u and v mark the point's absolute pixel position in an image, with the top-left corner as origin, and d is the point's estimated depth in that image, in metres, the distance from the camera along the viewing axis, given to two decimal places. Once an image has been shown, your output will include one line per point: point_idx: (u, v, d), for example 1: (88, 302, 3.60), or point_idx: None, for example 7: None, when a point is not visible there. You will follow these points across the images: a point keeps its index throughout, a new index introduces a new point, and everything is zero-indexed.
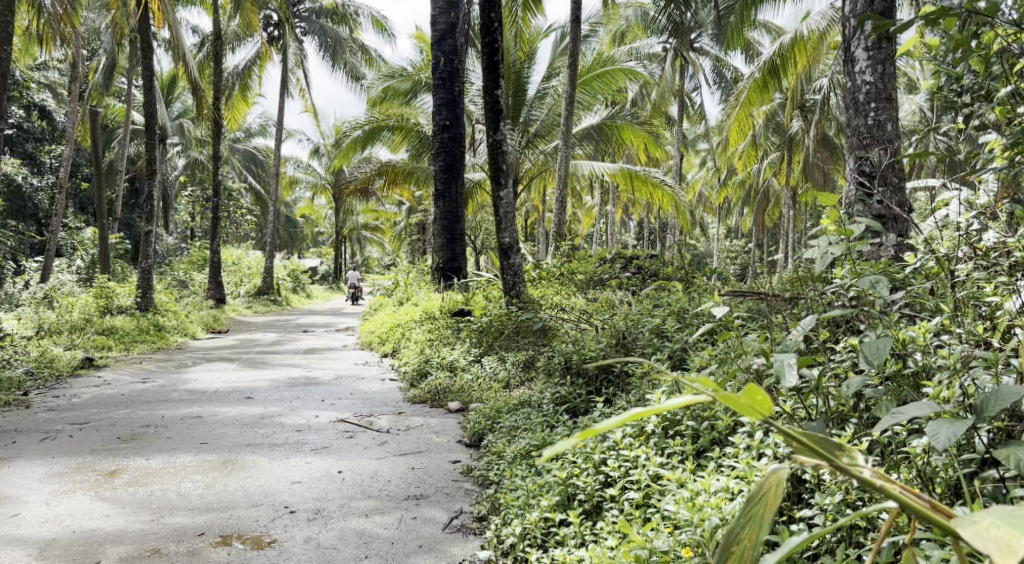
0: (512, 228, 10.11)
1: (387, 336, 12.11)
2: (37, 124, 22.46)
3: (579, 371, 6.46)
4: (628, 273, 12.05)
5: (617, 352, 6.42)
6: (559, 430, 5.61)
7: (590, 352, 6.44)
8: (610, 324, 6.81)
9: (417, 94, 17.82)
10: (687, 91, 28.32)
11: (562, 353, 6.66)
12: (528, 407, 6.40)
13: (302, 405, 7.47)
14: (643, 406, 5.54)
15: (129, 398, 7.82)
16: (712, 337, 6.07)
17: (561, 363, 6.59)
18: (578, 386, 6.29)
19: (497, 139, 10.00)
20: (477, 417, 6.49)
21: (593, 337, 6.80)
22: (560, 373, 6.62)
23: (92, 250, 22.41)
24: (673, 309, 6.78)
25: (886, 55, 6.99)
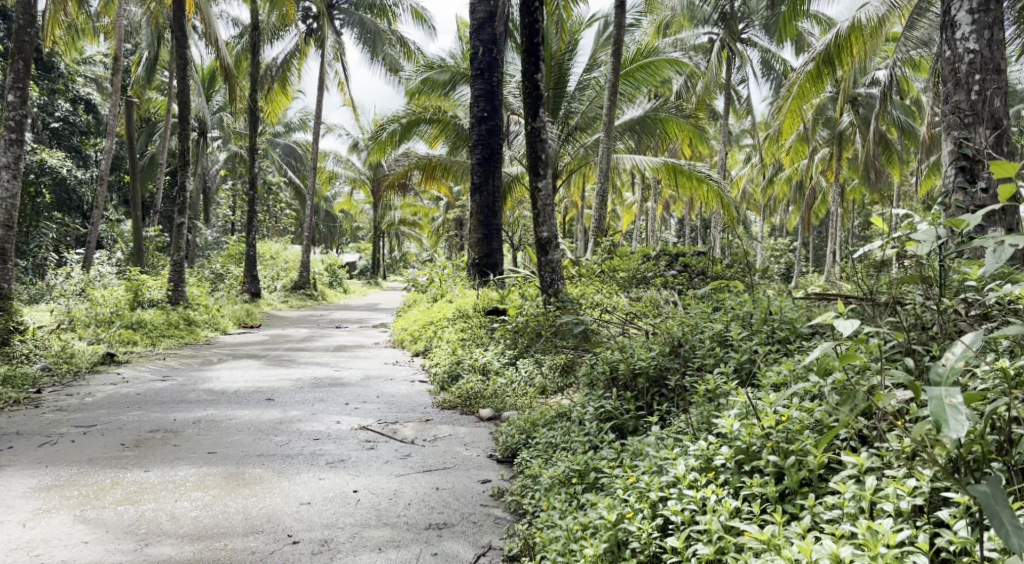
0: (551, 223, 9.49)
1: (420, 334, 11.64)
2: (84, 118, 22.34)
3: (626, 382, 5.87)
4: (673, 271, 11.41)
5: (671, 361, 5.80)
6: (606, 453, 5.06)
7: (642, 359, 5.83)
8: (663, 330, 6.19)
9: (456, 86, 17.27)
10: (734, 84, 27.39)
11: (608, 360, 6.05)
12: (566, 420, 5.83)
13: (324, 410, 6.98)
14: (706, 430, 4.97)
15: (145, 399, 7.39)
16: (784, 348, 5.45)
17: (605, 373, 6.00)
18: (626, 400, 5.70)
19: (536, 127, 9.38)
20: (510, 429, 5.94)
21: (641, 343, 6.19)
22: (604, 383, 6.02)
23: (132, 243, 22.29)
24: (735, 313, 6.16)
25: (992, 19, 6.70)
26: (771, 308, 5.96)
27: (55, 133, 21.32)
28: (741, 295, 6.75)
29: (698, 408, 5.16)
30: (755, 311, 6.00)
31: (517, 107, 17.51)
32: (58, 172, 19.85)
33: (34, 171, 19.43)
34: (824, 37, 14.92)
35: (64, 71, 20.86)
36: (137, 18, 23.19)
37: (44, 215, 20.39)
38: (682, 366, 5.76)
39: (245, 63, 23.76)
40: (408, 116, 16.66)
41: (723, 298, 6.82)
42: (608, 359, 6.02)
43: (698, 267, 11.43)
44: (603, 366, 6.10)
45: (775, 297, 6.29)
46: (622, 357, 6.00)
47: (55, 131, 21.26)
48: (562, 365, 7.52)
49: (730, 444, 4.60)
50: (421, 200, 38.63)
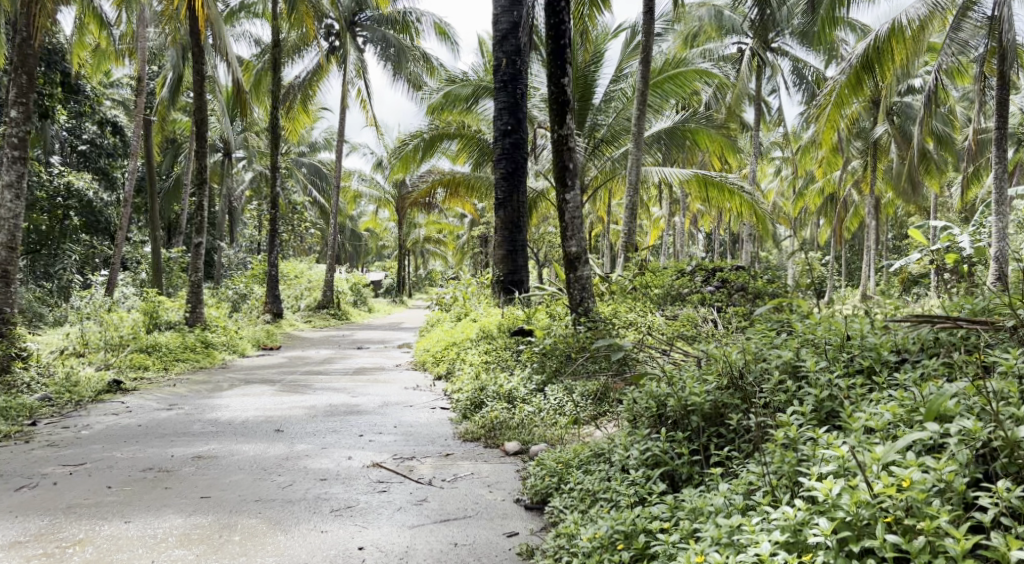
0: (580, 236, 8.83)
1: (442, 356, 11.07)
2: (111, 140, 21.67)
3: (674, 419, 5.25)
4: (711, 287, 10.75)
5: (731, 396, 5.17)
6: (658, 511, 4.52)
7: (697, 391, 5.19)
8: (716, 356, 5.55)
9: (479, 100, 16.70)
10: (765, 94, 26.61)
11: (653, 391, 5.40)
12: (605, 462, 5.23)
13: (336, 442, 6.43)
14: (786, 490, 4.40)
15: (144, 431, 6.87)
16: (868, 385, 4.89)
17: (650, 408, 5.36)
18: (677, 440, 5.09)
19: (563, 134, 8.78)
20: (543, 470, 5.39)
21: (691, 373, 5.57)
22: (646, 417, 5.39)
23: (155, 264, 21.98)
24: (802, 339, 5.56)
25: None
26: (850, 334, 5.38)
27: (82, 155, 21.10)
28: (800, 319, 6.12)
29: (773, 457, 4.57)
30: (826, 339, 5.42)
31: (542, 120, 16.98)
32: (85, 195, 19.61)
33: (61, 194, 19.22)
34: (863, 42, 14.08)
35: (88, 93, 19.97)
36: (159, 39, 23.04)
37: (68, 238, 20.02)
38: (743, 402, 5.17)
39: (266, 81, 23.34)
40: (431, 132, 16.20)
41: (780, 320, 6.20)
42: (654, 390, 5.38)
43: (737, 282, 10.76)
44: (646, 396, 5.46)
45: (849, 319, 5.72)
46: (673, 387, 5.38)
47: (82, 153, 21.04)
48: (594, 392, 6.92)
49: (829, 515, 4.08)
50: (447, 217, 38.18)
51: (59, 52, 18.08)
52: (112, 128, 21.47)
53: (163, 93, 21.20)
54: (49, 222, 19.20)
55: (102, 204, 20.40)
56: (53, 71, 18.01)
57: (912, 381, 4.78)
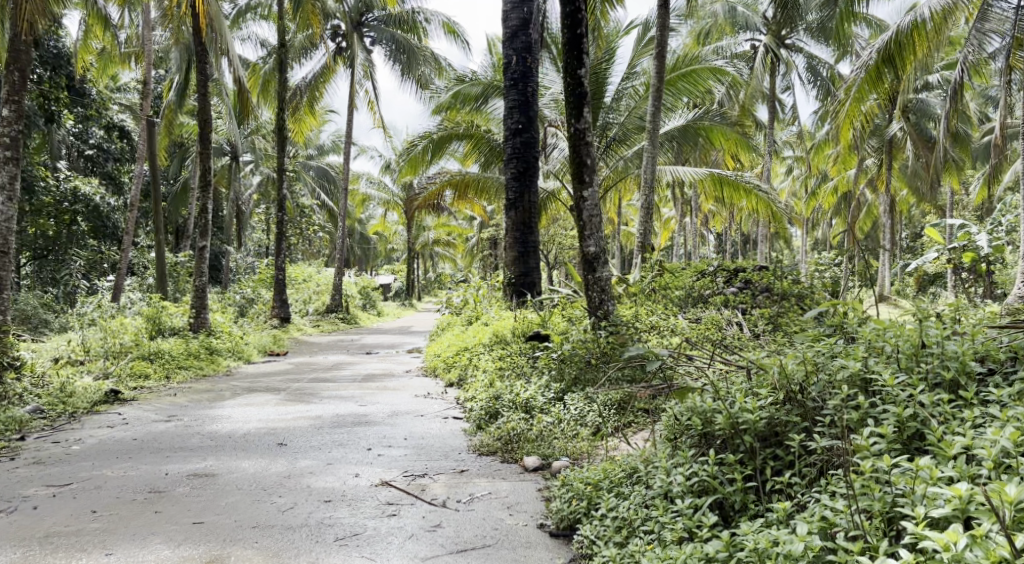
0: (599, 235, 8.38)
1: (453, 362, 10.64)
2: (119, 144, 21.22)
3: (723, 440, 4.87)
4: (733, 289, 10.29)
5: (791, 416, 4.78)
6: (717, 549, 4.14)
7: (752, 408, 4.80)
8: (767, 368, 5.15)
9: (489, 99, 16.25)
10: (779, 91, 26.08)
11: (702, 406, 5.01)
12: (640, 486, 4.88)
13: (342, 458, 6.01)
14: (879, 532, 4.00)
15: (139, 446, 6.45)
16: (958, 403, 4.51)
17: (695, 425, 4.96)
18: (728, 462, 4.72)
19: (580, 128, 8.32)
20: (572, 494, 4.98)
21: (739, 386, 5.17)
22: (689, 435, 5.01)
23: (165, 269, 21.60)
24: (867, 347, 5.18)
25: None
26: (924, 342, 4.99)
27: (90, 160, 20.71)
28: (855, 323, 5.73)
29: (860, 491, 4.18)
30: (893, 349, 5.04)
31: (553, 119, 16.52)
32: (93, 199, 19.26)
33: (68, 198, 18.88)
34: (884, 34, 13.32)
35: (93, 95, 19.27)
36: (163, 41, 22.68)
37: (75, 243, 19.67)
38: (803, 420, 4.80)
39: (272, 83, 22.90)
40: (440, 133, 15.77)
41: (833, 325, 5.80)
42: (705, 405, 4.98)
43: (761, 283, 10.30)
44: (690, 411, 5.07)
45: (918, 323, 5.31)
46: (725, 402, 4.98)
47: (90, 158, 20.65)
48: (618, 402, 6.51)
49: None
50: (455, 219, 37.76)
51: (65, 55, 17.70)
52: (119, 132, 20.99)
53: (171, 96, 20.60)
54: (56, 227, 18.85)
55: (109, 207, 19.89)
56: (60, 74, 17.64)
57: (1013, 399, 4.40)
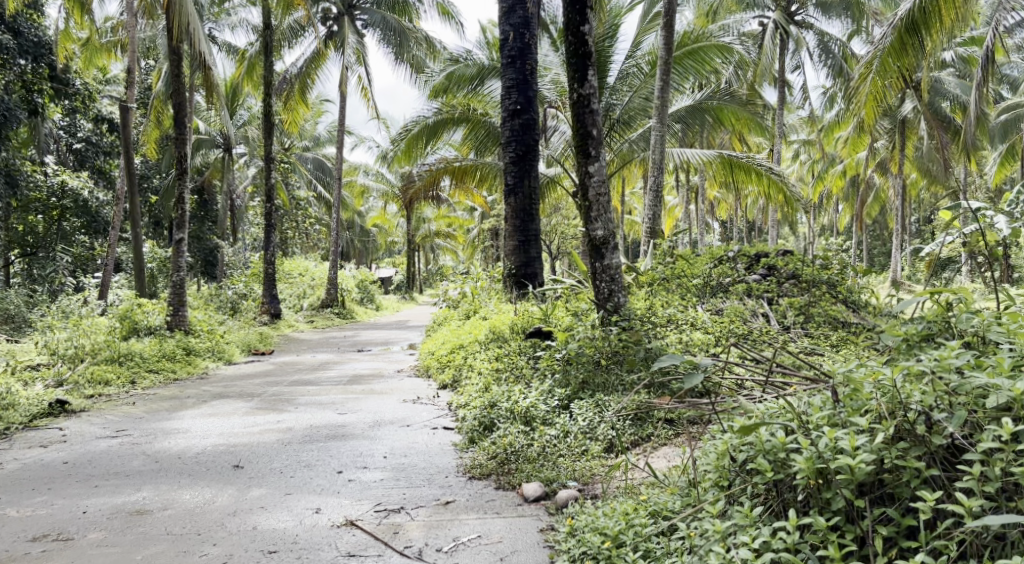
0: (607, 217, 7.33)
1: (447, 361, 9.63)
2: (110, 136, 19.75)
3: (804, 493, 3.95)
4: (756, 276, 9.23)
5: (918, 469, 3.81)
6: None
7: (852, 452, 3.81)
8: (861, 386, 4.14)
9: (485, 80, 15.17)
10: (789, 70, 24.87)
11: (780, 442, 4.02)
12: (688, 552, 4.02)
13: (308, 481, 5.12)
14: None
15: (67, 472, 5.49)
16: None
17: (764, 470, 4.01)
18: (816, 528, 3.83)
19: (584, 94, 7.27)
20: (582, 549, 4.22)
21: (820, 410, 4.17)
22: (753, 481, 4.07)
23: (154, 264, 20.51)
24: (1015, 357, 4.12)
25: None
26: None
27: (78, 154, 19.30)
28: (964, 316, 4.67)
29: None
30: None
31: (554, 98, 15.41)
32: (81, 194, 17.97)
33: (55, 193, 17.69)
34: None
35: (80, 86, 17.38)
36: (147, 30, 21.50)
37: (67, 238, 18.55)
38: (930, 467, 3.85)
39: (260, 68, 21.64)
40: (435, 118, 14.71)
41: (931, 320, 4.74)
42: (785, 441, 4.00)
43: (787, 269, 9.23)
44: (760, 446, 4.10)
45: None
46: (813, 436, 3.99)
47: (77, 152, 19.20)
48: (636, 412, 5.49)
49: None
50: (454, 211, 36.69)
51: (46, 43, 16.16)
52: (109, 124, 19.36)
53: (162, 87, 18.96)
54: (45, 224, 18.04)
55: (95, 201, 18.38)
56: (41, 65, 16.11)
57: None
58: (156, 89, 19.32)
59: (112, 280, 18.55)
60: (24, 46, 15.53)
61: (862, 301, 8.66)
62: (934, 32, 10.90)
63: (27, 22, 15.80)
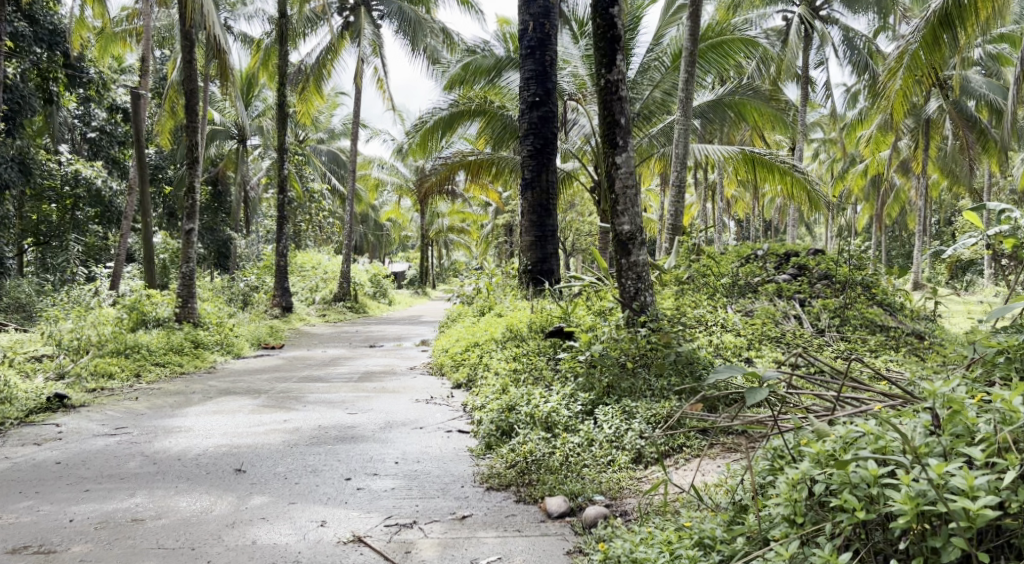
0: (635, 211, 6.93)
1: (461, 359, 9.27)
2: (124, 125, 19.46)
3: (905, 535, 3.58)
4: (786, 276, 8.82)
5: None
6: None
7: (970, 493, 3.46)
8: (971, 415, 3.74)
9: (502, 73, 14.72)
10: (812, 67, 24.30)
11: (872, 472, 3.65)
12: None
13: (316, 488, 4.80)
14: None
15: (59, 472, 5.21)
16: None
17: (852, 509, 3.62)
18: None
19: (612, 81, 6.88)
20: None
21: (916, 436, 3.77)
22: (839, 520, 3.67)
23: (165, 255, 20.24)
24: None
25: None
26: None
27: (92, 144, 18.96)
28: None
29: None
30: None
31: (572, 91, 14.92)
32: (95, 183, 17.65)
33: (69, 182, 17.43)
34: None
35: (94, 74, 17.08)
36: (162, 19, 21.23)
37: (80, 228, 18.27)
38: None
39: (274, 58, 21.28)
40: (451, 111, 14.25)
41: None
42: (878, 473, 3.62)
43: (819, 269, 8.78)
44: (845, 479, 3.73)
45: None
46: (920, 470, 3.62)
47: (92, 141, 18.93)
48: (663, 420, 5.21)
49: None
50: (469, 206, 36.31)
51: (62, 31, 15.69)
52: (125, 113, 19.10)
53: (175, 75, 18.63)
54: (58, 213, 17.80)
55: (109, 192, 18.13)
56: (56, 52, 15.70)
57: None
58: (170, 77, 18.98)
59: (124, 270, 18.26)
60: (40, 34, 15.11)
61: (899, 303, 8.21)
62: (969, 26, 10.09)
63: (43, 9, 15.33)
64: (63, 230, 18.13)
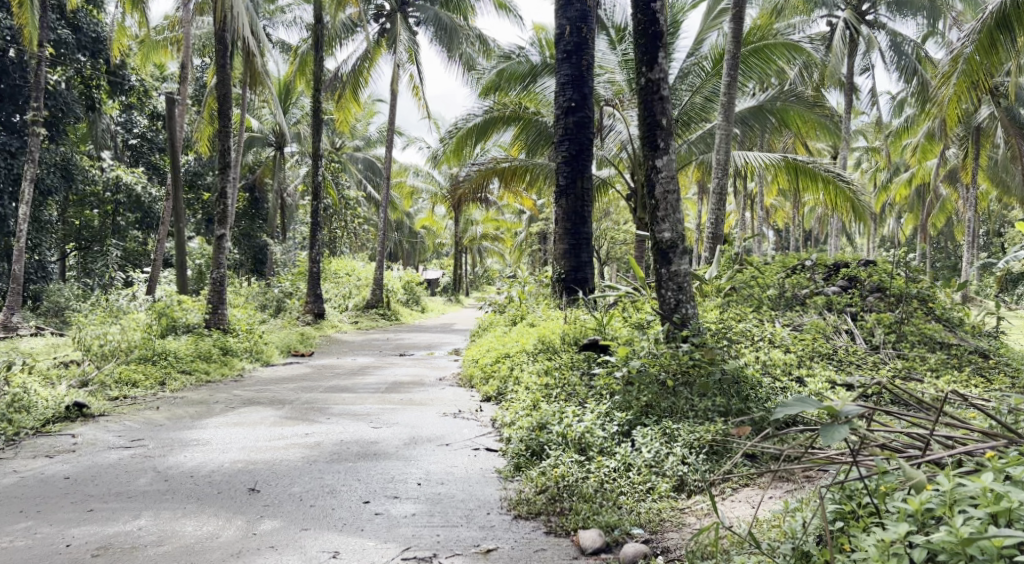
0: (676, 217, 6.53)
1: (492, 371, 8.93)
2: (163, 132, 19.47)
3: None
4: (836, 288, 8.32)
5: None
6: None
7: None
8: None
9: (539, 79, 14.34)
10: (858, 73, 23.57)
11: (995, 546, 3.54)
12: None
13: (335, 509, 4.59)
14: None
15: (66, 487, 5.02)
16: None
17: None
18: None
19: (653, 80, 6.51)
20: None
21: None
22: None
23: (200, 261, 20.22)
24: None
25: None
26: None
27: (134, 151, 19.13)
28: None
29: None
30: None
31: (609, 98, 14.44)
32: (134, 189, 17.64)
33: (110, 188, 17.47)
34: None
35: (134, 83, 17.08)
36: (202, 27, 21.25)
37: (118, 233, 18.30)
38: None
39: (311, 65, 21.18)
40: (486, 117, 14.01)
41: None
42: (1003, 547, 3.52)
43: (872, 281, 8.27)
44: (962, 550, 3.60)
45: None
46: None
47: (132, 148, 19.00)
48: (708, 445, 4.88)
49: None
50: (503, 214, 35.99)
51: (105, 39, 15.75)
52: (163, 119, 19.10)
53: (213, 82, 18.59)
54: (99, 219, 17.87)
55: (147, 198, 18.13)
56: (99, 60, 15.76)
57: None
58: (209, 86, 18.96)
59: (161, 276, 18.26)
60: (83, 42, 15.18)
61: (958, 320, 7.68)
62: None
63: (88, 18, 15.40)
64: (101, 236, 18.17)
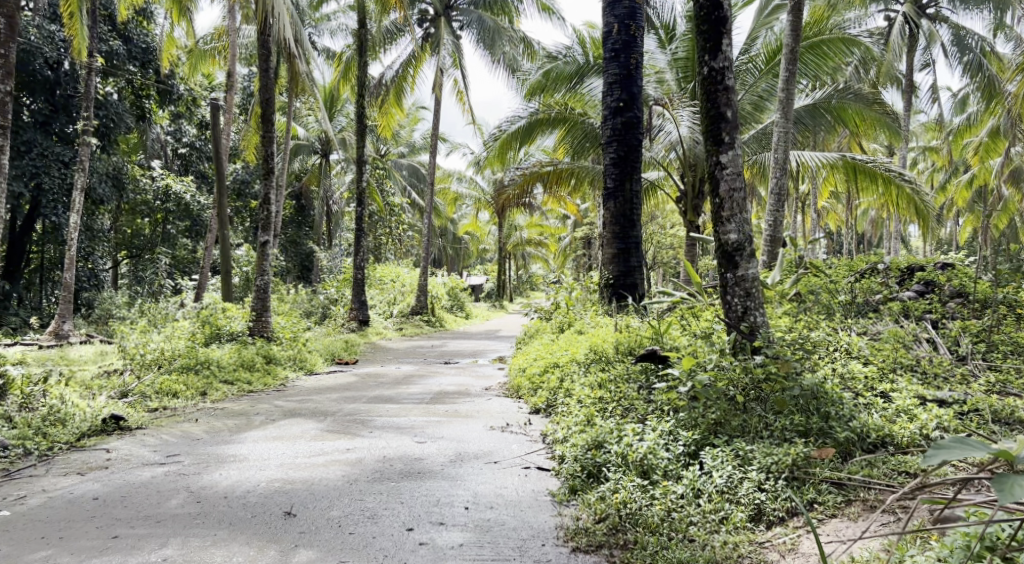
0: (742, 217, 6.05)
1: (541, 383, 8.49)
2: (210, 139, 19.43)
3: None
4: (911, 292, 7.74)
5: None
6: None
7: None
8: None
9: (585, 80, 13.80)
10: (918, 70, 22.61)
11: None
12: None
13: (376, 537, 4.38)
14: None
15: (93, 510, 4.78)
16: None
17: None
18: None
19: (717, 69, 6.05)
20: None
21: None
22: None
23: (247, 269, 20.13)
24: None
25: None
26: None
27: (182, 159, 19.13)
28: None
29: None
30: None
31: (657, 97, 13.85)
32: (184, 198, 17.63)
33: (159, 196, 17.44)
34: None
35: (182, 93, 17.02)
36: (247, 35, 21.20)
37: (167, 241, 18.26)
38: None
39: (354, 72, 20.99)
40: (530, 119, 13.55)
41: None
42: None
43: (952, 285, 7.65)
44: None
45: None
46: None
47: (182, 157, 19.01)
48: (789, 472, 4.62)
49: None
50: (547, 219, 35.47)
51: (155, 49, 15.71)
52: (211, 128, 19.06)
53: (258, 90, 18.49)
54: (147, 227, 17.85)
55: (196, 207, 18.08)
56: (148, 71, 15.72)
57: None
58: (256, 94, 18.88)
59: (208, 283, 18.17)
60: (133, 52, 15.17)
61: None
62: None
63: (137, 29, 15.36)
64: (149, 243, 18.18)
